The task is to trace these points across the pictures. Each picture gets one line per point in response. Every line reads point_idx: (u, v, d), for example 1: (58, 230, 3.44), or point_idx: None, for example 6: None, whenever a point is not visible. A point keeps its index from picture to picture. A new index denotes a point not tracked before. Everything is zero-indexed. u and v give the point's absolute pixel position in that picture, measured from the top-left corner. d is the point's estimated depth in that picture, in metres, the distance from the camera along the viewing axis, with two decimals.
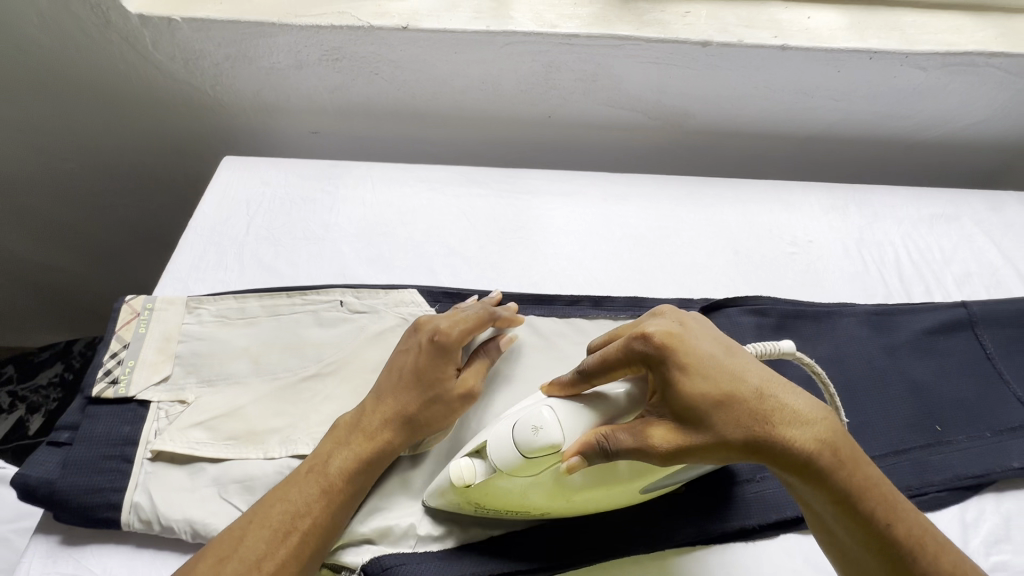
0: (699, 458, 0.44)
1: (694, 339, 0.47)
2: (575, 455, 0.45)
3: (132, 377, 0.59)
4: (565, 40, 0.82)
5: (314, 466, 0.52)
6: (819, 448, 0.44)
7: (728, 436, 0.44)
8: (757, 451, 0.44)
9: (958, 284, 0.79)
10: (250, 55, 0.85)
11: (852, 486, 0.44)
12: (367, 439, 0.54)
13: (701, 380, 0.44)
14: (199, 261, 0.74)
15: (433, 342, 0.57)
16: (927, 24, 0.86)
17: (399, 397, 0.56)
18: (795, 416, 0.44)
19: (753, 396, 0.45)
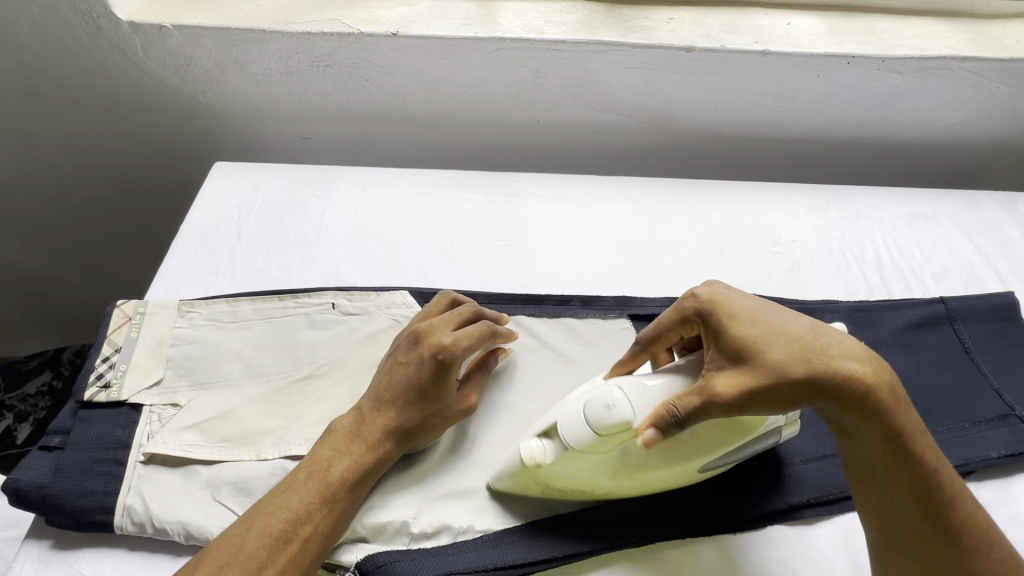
0: (760, 401, 0.46)
1: (740, 297, 0.52)
2: (649, 429, 0.47)
3: (124, 380, 0.59)
4: (552, 45, 0.84)
5: (314, 472, 0.53)
6: (877, 388, 0.46)
7: (792, 374, 0.46)
8: (818, 391, 0.46)
9: (936, 280, 0.82)
10: (240, 61, 0.86)
11: (904, 428, 0.47)
12: (367, 450, 0.55)
13: (759, 325, 0.48)
14: (190, 265, 0.74)
15: (437, 359, 0.56)
16: (902, 30, 0.89)
17: (403, 408, 0.56)
18: (854, 358, 0.47)
19: (813, 337, 0.48)
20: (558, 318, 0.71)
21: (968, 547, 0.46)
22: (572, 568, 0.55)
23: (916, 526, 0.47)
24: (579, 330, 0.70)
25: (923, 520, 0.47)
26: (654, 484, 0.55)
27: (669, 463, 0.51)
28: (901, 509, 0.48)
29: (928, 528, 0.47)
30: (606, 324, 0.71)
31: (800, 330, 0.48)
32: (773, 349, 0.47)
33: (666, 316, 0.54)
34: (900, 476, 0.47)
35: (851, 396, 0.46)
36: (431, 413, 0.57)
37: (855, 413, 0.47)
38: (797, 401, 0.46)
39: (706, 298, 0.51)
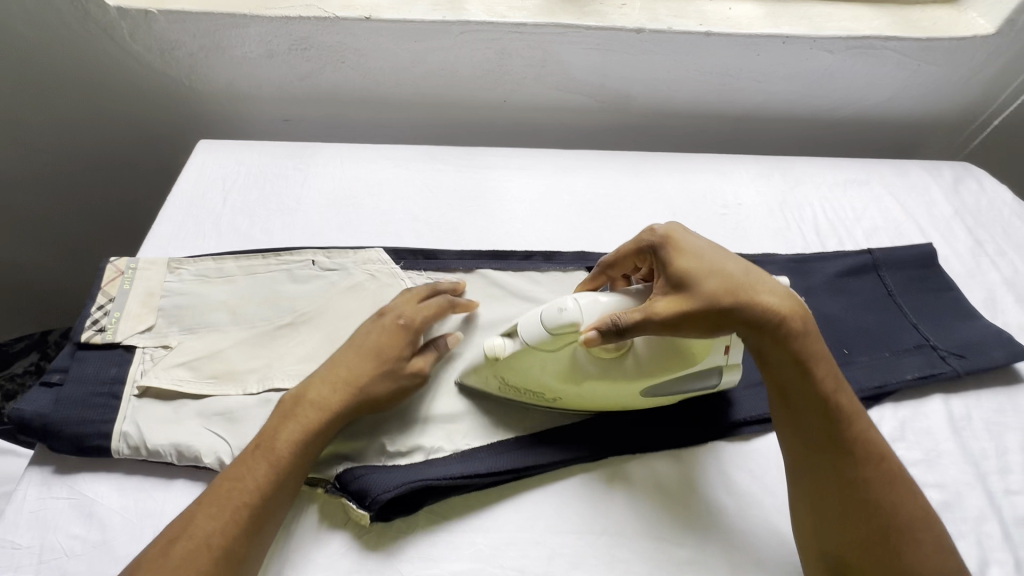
0: (693, 323, 0.54)
1: (692, 236, 0.59)
2: (592, 331, 0.55)
3: (118, 325, 0.64)
4: (514, 28, 0.91)
5: (261, 442, 0.55)
6: (791, 318, 0.54)
7: (720, 302, 0.53)
8: (741, 318, 0.53)
9: (866, 236, 0.90)
10: (222, 46, 0.92)
11: (812, 353, 0.54)
12: (314, 412, 0.57)
13: (702, 261, 0.56)
14: (178, 230, 0.79)
15: (399, 324, 0.63)
16: (832, 14, 0.99)
17: (357, 370, 0.60)
18: (775, 295, 0.55)
19: (744, 275, 0.55)
20: (522, 271, 0.78)
21: (860, 457, 0.53)
22: (534, 479, 0.61)
23: (820, 440, 0.53)
24: (541, 280, 0.77)
25: (824, 433, 0.53)
26: (597, 401, 0.62)
27: (611, 378, 0.59)
28: (807, 425, 0.54)
29: (828, 441, 0.53)
30: (566, 275, 0.78)
31: (736, 267, 0.56)
32: (708, 280, 0.54)
33: (625, 248, 0.63)
34: (809, 396, 0.54)
35: (766, 323, 0.54)
36: (383, 376, 0.60)
37: (771, 338, 0.54)
38: (722, 326, 0.54)
39: (664, 232, 0.59)
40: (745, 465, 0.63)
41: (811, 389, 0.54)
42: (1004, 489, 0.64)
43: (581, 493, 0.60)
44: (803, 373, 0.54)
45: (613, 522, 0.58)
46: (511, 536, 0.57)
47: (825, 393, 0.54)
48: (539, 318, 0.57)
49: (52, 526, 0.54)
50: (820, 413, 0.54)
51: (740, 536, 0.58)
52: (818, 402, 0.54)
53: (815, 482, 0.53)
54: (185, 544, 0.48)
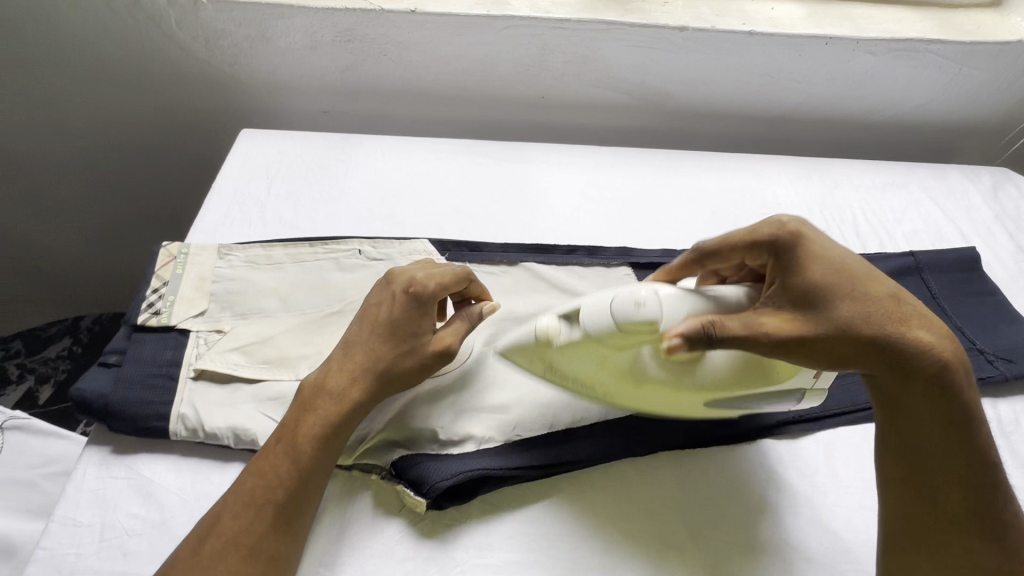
0: (817, 347, 0.51)
1: (824, 244, 0.55)
2: (676, 336, 0.50)
3: (172, 309, 0.65)
4: (558, 24, 0.91)
5: (282, 436, 0.54)
6: (943, 361, 0.52)
7: (861, 329, 0.51)
8: (886, 349, 0.51)
9: (907, 239, 0.90)
10: (267, 35, 0.92)
11: (962, 404, 0.52)
12: (333, 401, 0.55)
13: (843, 278, 0.53)
14: (225, 218, 0.80)
15: (409, 294, 0.58)
16: (874, 16, 0.98)
17: (374, 351, 0.57)
18: (928, 333, 0.52)
19: (892, 300, 0.53)
20: (567, 266, 0.78)
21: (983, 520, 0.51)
22: (585, 471, 0.61)
23: (949, 506, 0.51)
24: (585, 275, 0.77)
25: (959, 499, 0.51)
26: (652, 404, 0.59)
27: (677, 386, 0.54)
28: (941, 489, 0.52)
29: (960, 508, 0.51)
30: (611, 271, 0.78)
31: (886, 291, 0.53)
32: (848, 302, 0.52)
33: (738, 237, 0.58)
34: (951, 455, 0.51)
35: (917, 361, 0.51)
36: (401, 354, 0.57)
37: (921, 379, 0.52)
38: (856, 356, 0.52)
39: (790, 234, 0.55)
40: (796, 462, 0.63)
41: (951, 444, 0.51)
42: None
43: (632, 486, 0.60)
44: (947, 427, 0.52)
45: (665, 516, 0.58)
46: (565, 528, 0.57)
47: (969, 450, 0.51)
48: (607, 311, 0.53)
49: (113, 504, 0.54)
50: (960, 475, 0.51)
51: (794, 533, 0.58)
52: (960, 465, 0.51)
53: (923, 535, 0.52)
54: (212, 545, 0.48)
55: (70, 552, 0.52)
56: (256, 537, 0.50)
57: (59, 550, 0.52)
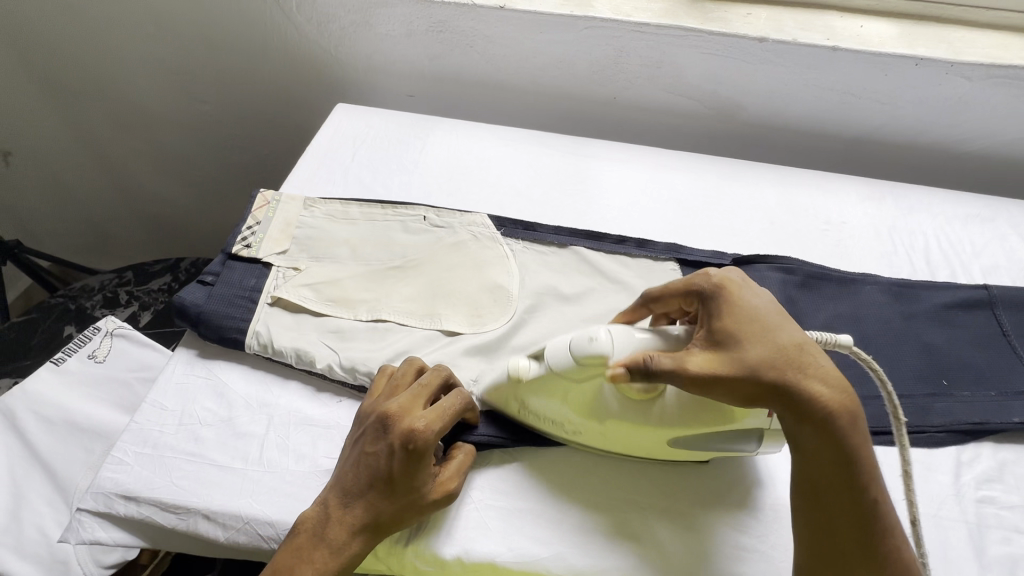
0: (725, 390, 0.50)
1: (752, 293, 0.55)
2: (620, 367, 0.51)
3: (261, 245, 0.75)
4: (637, 28, 0.95)
5: (355, 481, 0.53)
6: (838, 415, 0.49)
7: (763, 374, 0.50)
8: (784, 395, 0.50)
9: (983, 273, 0.85)
10: (369, 22, 1.03)
11: (860, 456, 0.50)
12: (386, 472, 0.52)
13: (754, 324, 0.52)
14: (312, 176, 0.90)
15: (407, 449, 0.51)
16: (974, 40, 0.94)
17: (372, 504, 0.52)
18: (826, 383, 0.50)
19: (796, 351, 0.51)
20: (614, 254, 0.81)
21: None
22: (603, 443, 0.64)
23: (848, 549, 0.49)
24: (630, 265, 0.80)
25: (860, 547, 0.49)
26: (623, 443, 0.60)
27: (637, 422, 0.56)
28: (837, 531, 0.49)
29: (861, 555, 0.49)
30: (656, 264, 0.80)
31: (789, 337, 0.52)
32: (756, 347, 0.51)
33: (676, 283, 0.58)
34: (845, 500, 0.49)
35: (812, 409, 0.49)
36: (403, 507, 0.53)
37: (814, 428, 0.50)
38: (762, 399, 0.50)
39: (717, 281, 0.55)
40: None
41: (851, 493, 0.49)
42: None
43: (648, 464, 0.63)
44: (846, 471, 0.49)
45: (677, 496, 0.60)
46: (577, 489, 0.61)
47: (869, 498, 0.49)
48: (568, 344, 0.56)
49: (192, 397, 0.64)
50: (854, 520, 0.49)
51: None
52: (855, 509, 0.49)
53: None
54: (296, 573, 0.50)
55: (155, 429, 0.61)
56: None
57: (148, 425, 0.62)
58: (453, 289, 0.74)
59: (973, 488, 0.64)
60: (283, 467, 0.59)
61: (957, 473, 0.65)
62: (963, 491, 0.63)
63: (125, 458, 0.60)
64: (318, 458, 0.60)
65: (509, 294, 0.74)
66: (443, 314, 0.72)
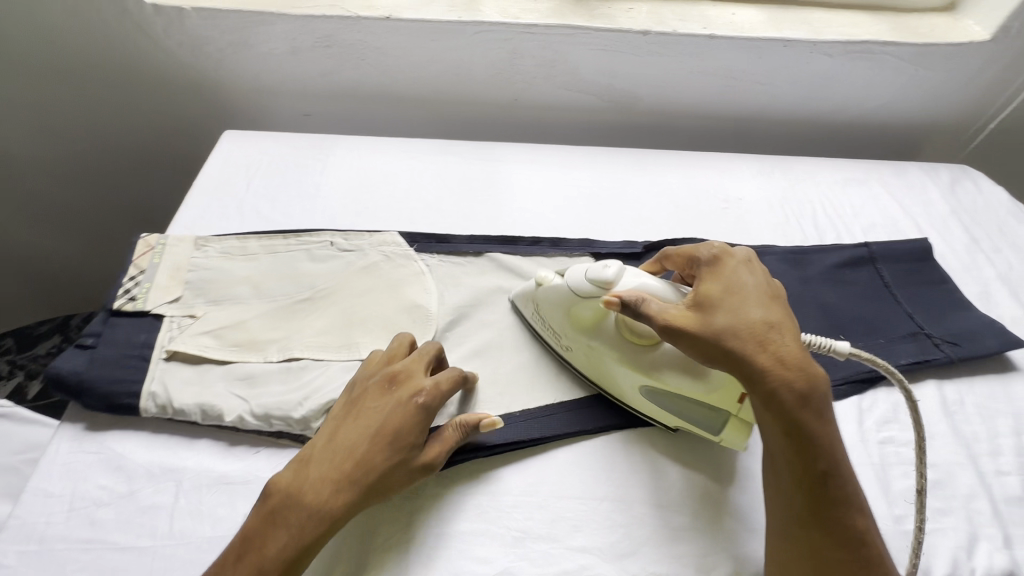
0: (689, 344, 0.56)
1: (744, 271, 0.60)
2: (616, 298, 0.60)
3: (148, 295, 0.68)
4: (526, 29, 0.95)
5: (346, 441, 0.54)
6: (791, 389, 0.53)
7: (724, 338, 0.55)
8: (742, 361, 0.54)
9: (864, 231, 0.93)
10: (249, 42, 0.97)
11: (815, 432, 0.52)
12: (387, 428, 0.55)
13: (730, 296, 0.58)
14: (203, 212, 0.83)
15: (415, 403, 0.57)
16: (831, 20, 1.03)
17: (359, 460, 0.53)
18: (785, 359, 0.54)
19: (764, 327, 0.55)
20: (530, 257, 0.81)
21: (842, 540, 0.52)
22: (539, 452, 0.64)
23: (800, 512, 0.53)
24: (547, 265, 0.81)
25: (808, 510, 0.52)
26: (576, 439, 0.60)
27: (623, 359, 0.62)
28: (787, 494, 0.54)
29: (809, 519, 0.52)
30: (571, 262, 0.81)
31: (760, 314, 0.56)
32: (724, 316, 0.56)
33: (686, 252, 0.66)
34: (794, 468, 0.53)
35: (762, 380, 0.53)
36: (394, 463, 0.54)
37: (767, 398, 0.53)
38: (721, 362, 0.55)
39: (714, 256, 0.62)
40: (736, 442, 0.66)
41: (803, 461, 0.52)
42: (994, 470, 0.66)
43: (586, 463, 0.63)
44: (800, 442, 0.52)
45: (615, 489, 0.61)
46: (516, 499, 0.60)
47: (822, 470, 0.52)
48: (584, 271, 0.64)
49: (83, 477, 0.57)
50: (804, 487, 0.52)
51: (737, 503, 0.61)
52: (806, 478, 0.52)
53: (781, 546, 0.54)
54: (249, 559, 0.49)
55: (40, 521, 0.54)
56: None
57: (30, 519, 0.54)
58: (368, 314, 0.71)
59: (875, 432, 0.69)
60: (197, 536, 0.54)
61: (860, 420, 0.70)
62: (866, 436, 0.69)
63: (5, 560, 0.52)
64: (236, 518, 0.55)
65: (427, 311, 0.73)
66: (361, 341, 0.69)
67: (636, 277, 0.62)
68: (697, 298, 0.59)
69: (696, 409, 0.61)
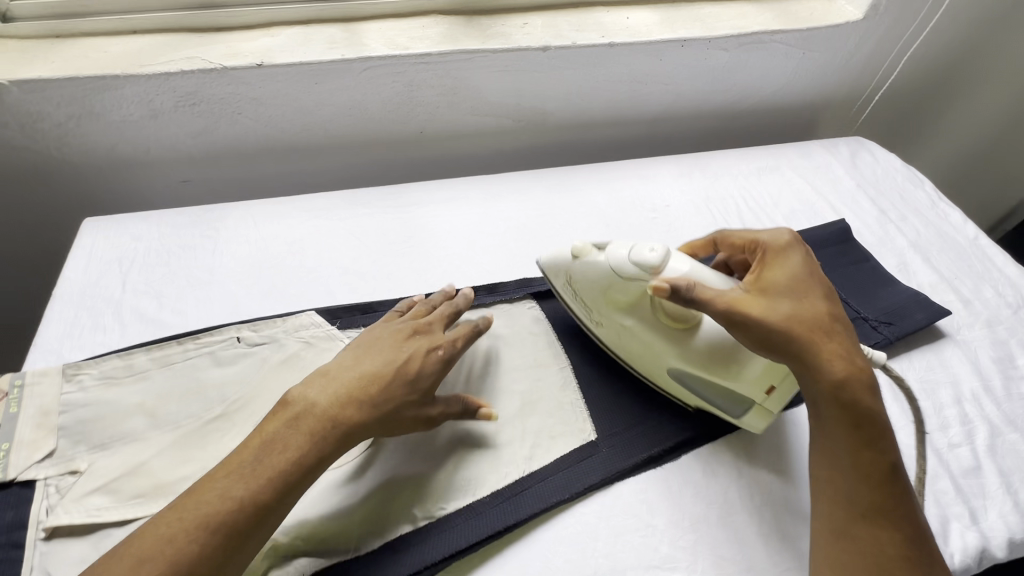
0: (755, 331, 0.57)
1: (803, 264, 0.63)
2: (667, 283, 0.59)
3: (9, 459, 0.55)
4: (419, 59, 0.88)
5: (371, 376, 0.56)
6: (859, 380, 0.56)
7: (793, 327, 0.57)
8: (809, 348, 0.56)
9: (787, 219, 0.95)
10: (95, 111, 0.83)
11: (876, 420, 0.55)
12: (414, 374, 0.58)
13: (794, 287, 0.60)
14: (70, 328, 0.69)
15: (436, 354, 0.61)
16: (720, 14, 1.04)
17: (382, 397, 0.56)
18: (846, 352, 0.57)
19: (828, 320, 0.58)
20: None
21: (906, 531, 0.52)
22: (517, 536, 0.58)
23: (863, 505, 0.53)
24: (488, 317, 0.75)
25: (874, 503, 0.53)
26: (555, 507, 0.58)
27: (659, 342, 0.64)
28: (849, 487, 0.54)
29: (875, 511, 0.53)
30: (512, 307, 0.76)
31: (824, 306, 0.59)
32: (791, 305, 0.58)
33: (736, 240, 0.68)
34: (857, 459, 0.54)
35: (829, 366, 0.56)
36: (408, 403, 0.57)
37: (833, 386, 0.55)
38: (786, 348, 0.57)
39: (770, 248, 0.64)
40: (713, 474, 0.64)
41: (866, 449, 0.55)
42: (947, 444, 0.69)
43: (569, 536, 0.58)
44: (863, 432, 0.55)
45: (604, 559, 0.57)
46: None
47: (883, 461, 0.54)
48: (627, 254, 0.63)
49: None
50: (868, 475, 0.54)
51: (727, 543, 0.59)
52: (869, 467, 0.54)
53: (841, 545, 0.53)
54: (215, 494, 0.47)
55: None
56: (201, 560, 0.44)
57: None
58: None
59: None
60: None
61: None
62: None
63: None
64: None
65: None
66: None
67: (686, 259, 0.62)
68: (760, 285, 0.60)
69: (722, 393, 0.63)
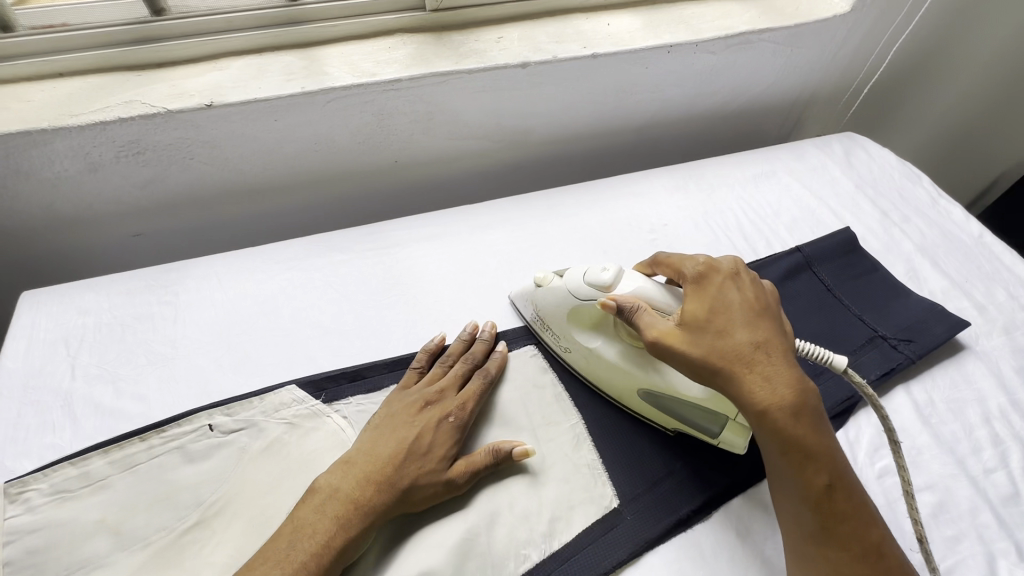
0: (681, 364, 0.55)
1: (732, 285, 0.58)
2: (613, 301, 0.59)
3: None
4: (388, 86, 0.80)
5: (392, 455, 0.56)
6: (782, 405, 0.51)
7: (712, 361, 0.53)
8: (731, 382, 0.53)
9: (789, 230, 0.91)
10: (23, 170, 0.73)
11: (813, 445, 0.51)
12: (428, 450, 0.57)
13: (716, 316, 0.56)
14: (12, 431, 0.60)
15: (449, 420, 0.60)
16: (704, 14, 0.98)
17: (401, 474, 0.55)
18: (774, 380, 0.52)
19: (752, 349, 0.53)
20: None
21: (860, 552, 0.49)
22: None
23: (811, 529, 0.50)
24: None
25: (821, 528, 0.50)
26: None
27: (625, 364, 0.63)
28: (796, 512, 0.51)
29: (823, 536, 0.50)
30: (514, 358, 0.70)
31: (748, 332, 0.54)
32: (712, 338, 0.54)
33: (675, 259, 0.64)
34: (797, 486, 0.51)
35: (751, 399, 0.52)
36: (425, 477, 0.55)
37: (759, 418, 0.52)
38: (711, 382, 0.54)
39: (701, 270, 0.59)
40: (748, 532, 0.59)
41: (805, 475, 0.51)
42: (983, 470, 0.65)
43: None
44: (798, 460, 0.51)
45: None
46: None
47: (827, 486, 0.51)
48: (582, 275, 0.63)
49: None
50: (811, 501, 0.50)
51: None
52: (810, 494, 0.51)
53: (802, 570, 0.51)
54: None
55: None
56: None
57: None
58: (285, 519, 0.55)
59: (871, 464, 0.65)
60: None
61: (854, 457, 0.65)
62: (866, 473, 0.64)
63: None
64: None
65: None
66: None
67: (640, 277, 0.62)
68: (686, 314, 0.57)
69: (691, 408, 0.61)
